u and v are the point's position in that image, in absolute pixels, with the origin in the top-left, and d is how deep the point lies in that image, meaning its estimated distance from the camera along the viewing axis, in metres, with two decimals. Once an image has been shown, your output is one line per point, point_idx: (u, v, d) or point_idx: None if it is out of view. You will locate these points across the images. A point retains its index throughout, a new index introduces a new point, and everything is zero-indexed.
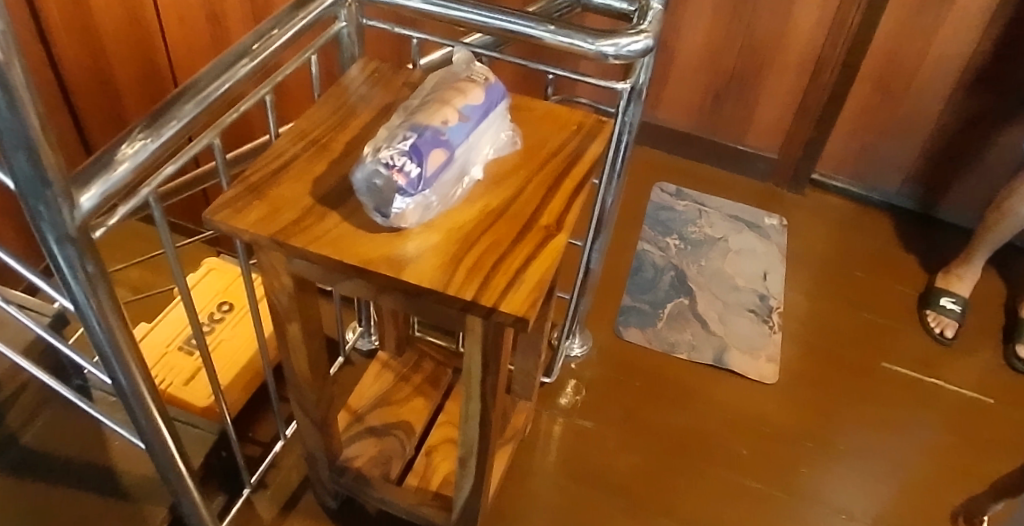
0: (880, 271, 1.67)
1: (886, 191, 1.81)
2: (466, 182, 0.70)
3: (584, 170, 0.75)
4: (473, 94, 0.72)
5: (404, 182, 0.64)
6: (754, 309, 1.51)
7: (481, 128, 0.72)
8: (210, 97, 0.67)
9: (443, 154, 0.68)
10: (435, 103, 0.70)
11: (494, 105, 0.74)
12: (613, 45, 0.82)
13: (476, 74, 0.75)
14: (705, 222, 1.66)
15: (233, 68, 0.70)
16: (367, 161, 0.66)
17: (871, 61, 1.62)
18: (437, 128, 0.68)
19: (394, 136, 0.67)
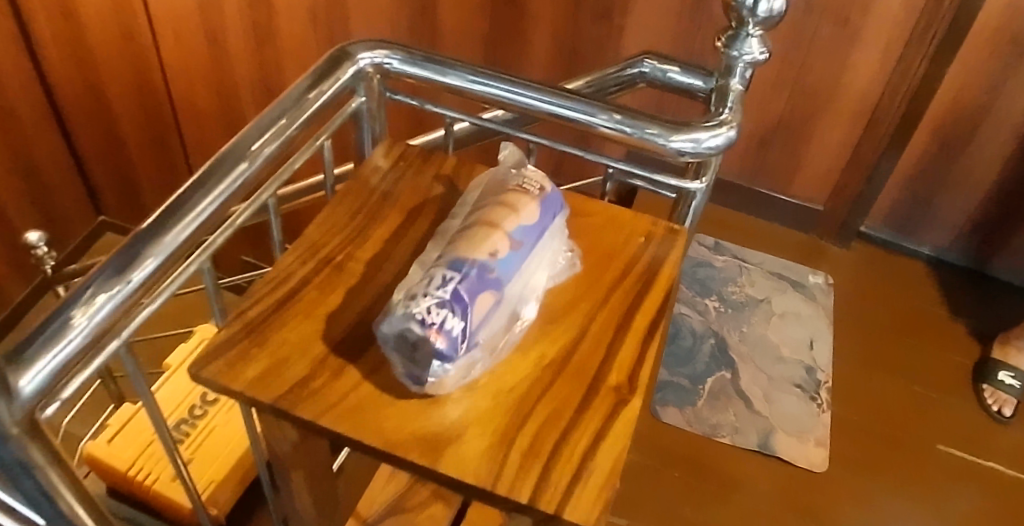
0: (929, 334, 1.52)
1: (937, 245, 1.67)
2: (516, 327, 0.57)
3: (656, 303, 0.61)
4: (526, 211, 0.59)
5: (445, 345, 0.50)
6: (801, 384, 1.38)
7: (535, 254, 0.59)
8: (196, 220, 0.54)
9: (491, 297, 0.54)
10: (479, 225, 0.57)
11: (551, 222, 0.61)
12: (690, 140, 0.69)
13: (528, 181, 0.61)
14: (746, 280, 1.54)
15: (225, 177, 0.57)
16: (396, 309, 0.51)
17: (933, 111, 1.48)
18: (484, 264, 0.54)
19: (430, 275, 0.53)
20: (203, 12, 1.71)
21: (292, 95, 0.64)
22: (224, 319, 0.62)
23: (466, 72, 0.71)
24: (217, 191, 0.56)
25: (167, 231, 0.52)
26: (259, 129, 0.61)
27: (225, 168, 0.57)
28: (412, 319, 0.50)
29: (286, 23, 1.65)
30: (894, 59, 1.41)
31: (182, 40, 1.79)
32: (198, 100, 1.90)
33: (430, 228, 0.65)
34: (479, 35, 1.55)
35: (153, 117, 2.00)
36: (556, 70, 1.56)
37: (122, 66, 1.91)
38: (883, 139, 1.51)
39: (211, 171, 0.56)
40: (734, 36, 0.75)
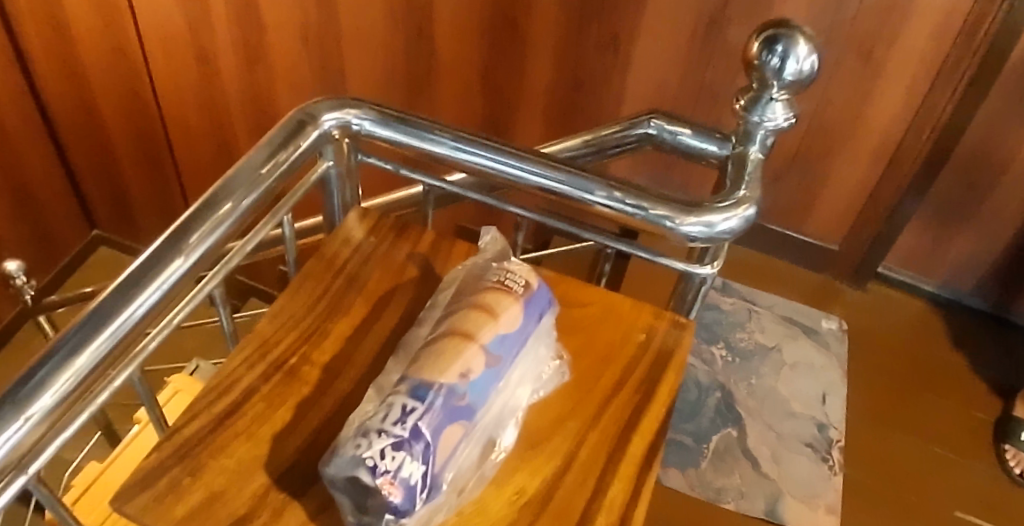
0: (946, 386, 1.43)
1: (957, 289, 1.57)
2: (489, 456, 0.49)
3: (656, 421, 0.53)
4: (507, 318, 0.51)
5: (400, 498, 0.42)
6: (812, 442, 1.30)
7: (515, 368, 0.51)
8: (112, 336, 0.47)
9: (459, 429, 0.46)
10: (450, 337, 0.49)
11: (535, 325, 0.53)
12: (701, 223, 0.61)
13: (511, 278, 0.54)
14: (755, 325, 1.46)
15: (154, 279, 0.49)
16: (344, 448, 0.44)
17: (959, 153, 1.39)
18: (452, 390, 0.47)
19: (389, 405, 0.45)
20: (193, 31, 1.63)
21: (240, 172, 0.56)
22: (164, 428, 0.55)
23: (446, 138, 0.63)
24: (143, 297, 0.48)
25: (80, 352, 0.45)
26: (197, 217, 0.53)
27: (155, 268, 0.50)
28: (362, 464, 0.42)
29: (279, 43, 1.58)
30: (918, 99, 1.33)
31: (171, 57, 1.71)
32: (188, 119, 1.83)
33: (400, 324, 0.57)
34: (479, 61, 1.47)
35: (144, 133, 1.93)
36: (559, 100, 1.48)
37: (113, 82, 1.84)
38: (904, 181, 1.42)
39: (137, 272, 0.49)
40: (755, 100, 0.68)
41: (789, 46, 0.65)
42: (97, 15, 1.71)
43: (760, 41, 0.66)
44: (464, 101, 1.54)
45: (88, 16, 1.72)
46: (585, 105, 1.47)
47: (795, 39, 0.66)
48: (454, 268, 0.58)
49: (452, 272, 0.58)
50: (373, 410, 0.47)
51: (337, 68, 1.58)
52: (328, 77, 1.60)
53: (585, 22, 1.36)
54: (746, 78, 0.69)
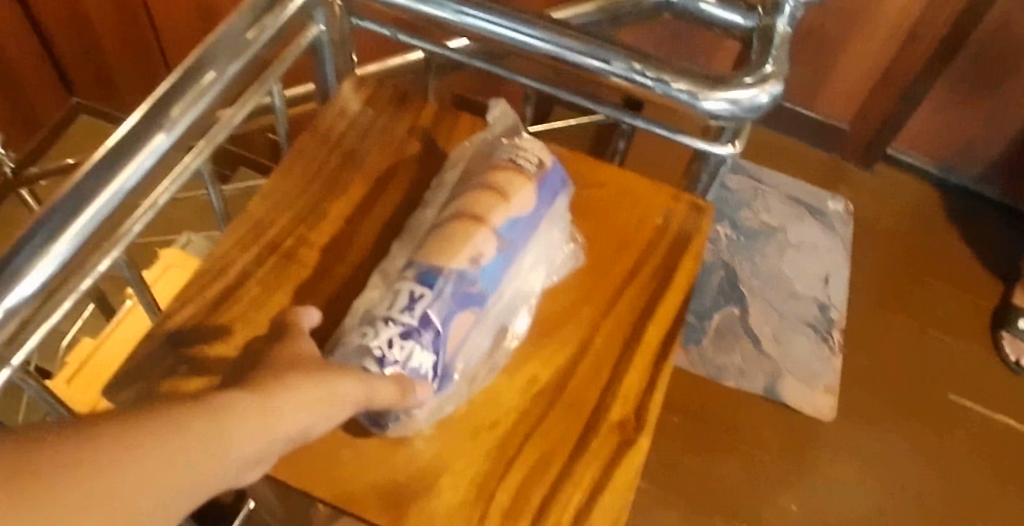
0: (950, 271, 1.41)
1: (966, 176, 1.50)
2: (503, 338, 0.48)
3: (672, 308, 0.51)
4: (520, 199, 0.48)
5: (410, 390, 0.42)
6: (813, 322, 1.30)
7: (529, 250, 0.49)
8: (83, 231, 0.43)
9: (469, 315, 0.45)
10: (459, 219, 0.47)
11: (550, 205, 0.50)
12: (725, 100, 0.56)
13: (523, 155, 0.50)
14: (761, 205, 1.43)
15: (127, 165, 0.45)
16: (350, 335, 0.43)
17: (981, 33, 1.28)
18: (461, 276, 0.45)
19: (395, 292, 0.44)
20: None
21: (222, 37, 0.50)
22: (155, 312, 0.53)
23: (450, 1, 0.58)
24: (116, 184, 0.44)
25: (54, 244, 0.42)
26: (172, 93, 0.48)
27: (127, 152, 0.45)
28: (369, 354, 0.42)
29: None
30: None
31: None
32: None
33: (402, 206, 0.54)
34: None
35: None
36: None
37: None
38: (918, 65, 1.33)
39: (110, 155, 0.44)
40: None
41: None
42: None
43: None
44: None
45: None
46: None
47: None
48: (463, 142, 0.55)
49: (461, 145, 0.55)
50: (379, 294, 0.45)
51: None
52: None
53: None
54: None
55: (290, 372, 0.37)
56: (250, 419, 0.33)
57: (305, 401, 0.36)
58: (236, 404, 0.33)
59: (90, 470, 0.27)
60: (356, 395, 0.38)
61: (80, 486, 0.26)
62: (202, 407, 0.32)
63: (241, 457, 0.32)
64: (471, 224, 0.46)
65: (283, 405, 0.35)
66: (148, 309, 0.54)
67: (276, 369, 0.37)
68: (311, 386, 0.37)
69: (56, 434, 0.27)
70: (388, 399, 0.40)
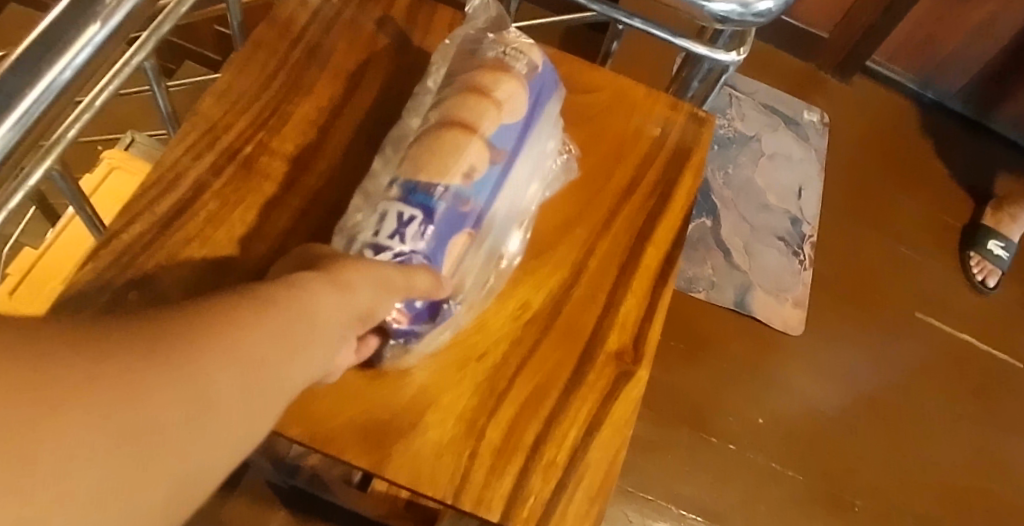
0: (922, 185, 1.40)
1: (943, 90, 1.47)
2: (501, 255, 0.45)
3: (671, 230, 0.48)
4: (512, 104, 0.44)
5: (403, 318, 0.39)
6: (784, 236, 1.28)
7: (524, 158, 0.45)
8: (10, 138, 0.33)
9: (466, 235, 0.42)
10: (446, 128, 0.42)
11: (543, 107, 0.46)
12: (735, 2, 0.51)
13: (511, 56, 0.44)
14: (736, 112, 1.38)
15: (61, 54, 0.35)
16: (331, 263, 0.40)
17: None
18: (457, 194, 0.41)
19: (382, 214, 0.40)
20: None
21: None
22: (98, 227, 0.47)
23: None
24: (49, 77, 0.34)
25: None
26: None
27: (59, 43, 0.35)
28: None
29: None
30: None
31: None
32: None
33: (374, 111, 0.48)
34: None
35: None
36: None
37: None
38: None
39: (39, 42, 0.35)
40: None
41: None
42: None
43: None
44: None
45: None
46: None
47: None
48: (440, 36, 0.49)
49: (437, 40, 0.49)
50: (361, 214, 0.41)
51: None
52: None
53: None
54: None
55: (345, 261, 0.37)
56: (321, 305, 0.34)
57: (362, 290, 0.36)
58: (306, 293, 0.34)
59: (193, 358, 0.27)
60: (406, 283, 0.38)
61: (185, 376, 0.27)
62: (274, 299, 0.32)
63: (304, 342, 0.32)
64: (460, 134, 0.42)
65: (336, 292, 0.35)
66: (89, 222, 0.48)
67: (329, 262, 0.37)
68: (363, 273, 0.36)
69: (154, 325, 0.27)
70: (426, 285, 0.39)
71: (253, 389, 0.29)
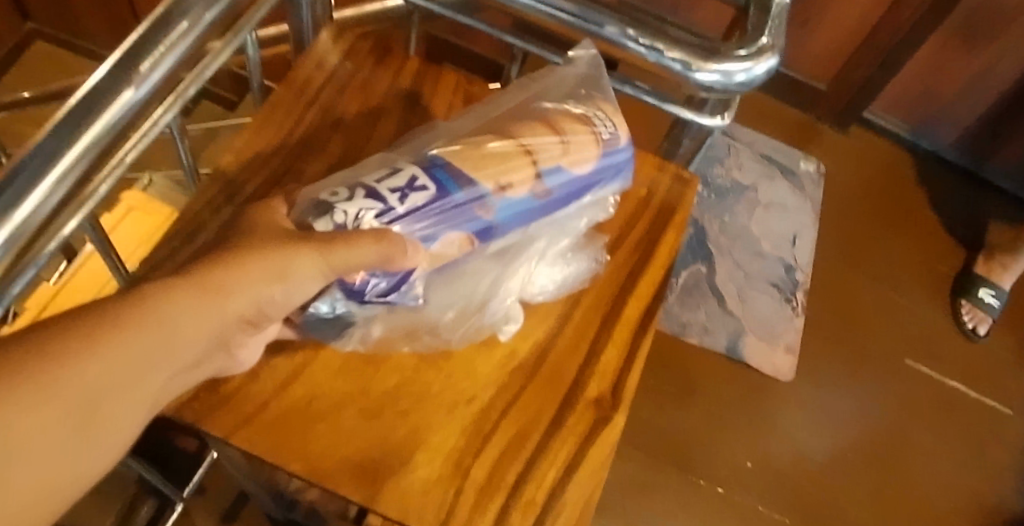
0: (915, 235, 1.43)
1: (938, 141, 1.50)
2: (474, 291, 0.48)
3: (653, 285, 0.51)
4: (576, 152, 0.47)
5: (359, 284, 0.41)
6: (777, 283, 1.31)
7: (556, 208, 0.48)
8: (51, 192, 0.38)
9: (467, 239, 0.45)
10: (509, 139, 0.46)
11: (603, 177, 0.49)
12: (717, 73, 0.54)
13: (601, 119, 0.49)
14: (734, 162, 1.42)
15: (97, 120, 0.40)
16: (321, 194, 0.43)
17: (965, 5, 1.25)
18: (481, 195, 0.44)
19: (394, 172, 0.44)
20: None
21: None
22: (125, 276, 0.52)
23: None
24: (85, 139, 0.39)
25: (18, 206, 0.37)
26: (151, 35, 0.43)
27: (100, 102, 0.40)
28: (331, 215, 0.41)
29: None
30: None
31: None
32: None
33: None
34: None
35: None
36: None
37: None
38: (901, 32, 1.29)
39: (77, 110, 0.39)
40: None
41: None
42: None
43: None
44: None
45: None
46: None
47: None
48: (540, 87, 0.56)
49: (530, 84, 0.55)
50: (374, 171, 0.45)
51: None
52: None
53: None
54: None
55: (245, 252, 0.39)
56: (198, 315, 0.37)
57: (253, 286, 0.39)
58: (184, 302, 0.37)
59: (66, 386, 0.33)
60: (336, 260, 0.39)
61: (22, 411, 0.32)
62: (151, 308, 0.36)
63: (186, 343, 0.37)
64: (520, 151, 0.46)
65: (231, 287, 0.38)
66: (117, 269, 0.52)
67: (241, 244, 0.40)
68: (268, 262, 0.39)
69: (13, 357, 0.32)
70: (369, 261, 0.39)
71: (109, 403, 0.34)
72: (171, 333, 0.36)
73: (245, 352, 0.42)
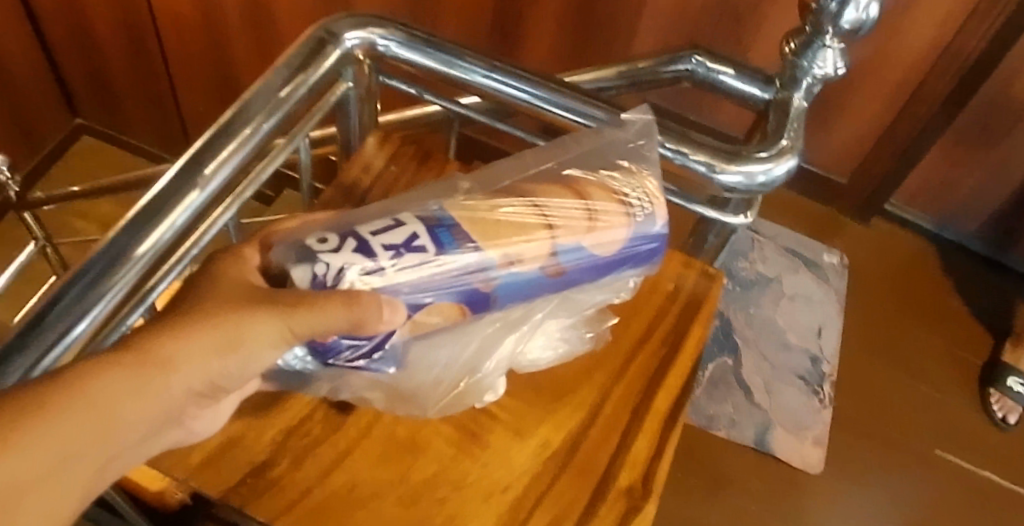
0: (939, 324, 1.43)
1: (960, 231, 1.51)
2: (460, 356, 0.48)
3: (682, 377, 0.52)
4: (603, 232, 0.45)
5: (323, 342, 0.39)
6: (804, 375, 1.30)
7: (569, 286, 0.47)
8: (124, 286, 0.41)
9: (457, 308, 0.43)
10: (532, 208, 0.44)
11: (630, 260, 0.48)
12: (741, 173, 0.57)
13: (637, 200, 0.47)
14: (757, 255, 1.43)
15: (165, 220, 0.43)
16: (308, 238, 0.40)
17: (977, 103, 1.28)
18: (484, 266, 0.42)
19: (391, 226, 0.41)
20: None
21: (258, 93, 0.49)
22: None
23: (478, 66, 0.54)
24: (153, 237, 0.42)
25: (93, 297, 0.40)
26: (214, 142, 0.47)
27: (167, 205, 0.44)
28: (310, 265, 0.38)
29: None
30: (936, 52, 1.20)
31: None
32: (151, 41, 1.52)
33: None
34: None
35: (93, 47, 1.58)
36: (569, 8, 1.23)
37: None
38: (916, 129, 1.32)
39: (146, 212, 0.43)
40: (806, 44, 0.62)
41: None
42: None
43: None
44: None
45: None
46: (602, 18, 1.23)
47: None
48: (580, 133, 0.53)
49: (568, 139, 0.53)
50: (372, 218, 0.42)
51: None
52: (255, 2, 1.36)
53: None
54: (800, 19, 0.62)
55: (193, 320, 0.36)
56: (137, 395, 0.34)
57: (208, 349, 0.36)
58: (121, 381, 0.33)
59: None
60: (300, 326, 0.36)
61: None
62: (96, 375, 0.33)
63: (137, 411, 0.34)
64: (544, 223, 0.44)
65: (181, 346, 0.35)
66: None
67: (201, 299, 0.37)
68: (226, 322, 0.36)
69: None
70: (334, 327, 0.37)
71: (50, 489, 0.31)
72: (118, 404, 0.33)
73: (197, 425, 0.40)
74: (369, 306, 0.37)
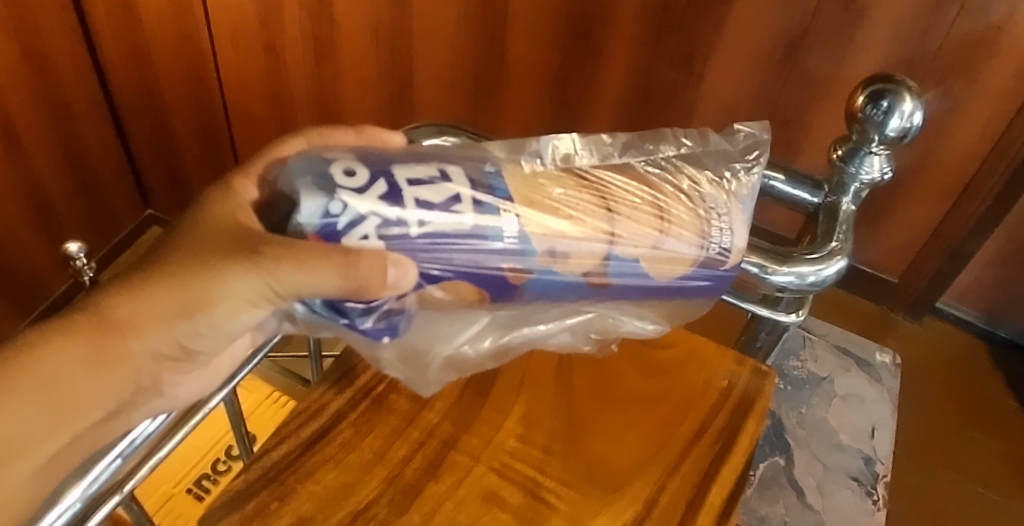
0: (994, 423, 1.41)
1: (1013, 327, 1.49)
2: (469, 326, 0.52)
3: (737, 471, 0.53)
4: (667, 251, 0.48)
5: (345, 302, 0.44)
6: (858, 476, 1.22)
7: (617, 297, 0.50)
8: None
9: (476, 291, 0.46)
10: (604, 211, 0.47)
11: (687, 291, 0.51)
12: (792, 274, 0.59)
13: (720, 237, 0.50)
14: (810, 354, 1.39)
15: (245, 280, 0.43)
16: (337, 165, 0.41)
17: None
18: (523, 253, 0.45)
19: (434, 179, 0.42)
20: (192, 40, 1.43)
21: None
22: (248, 453, 0.61)
23: None
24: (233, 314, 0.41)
25: None
26: None
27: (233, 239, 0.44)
28: (331, 203, 0.40)
29: (297, 66, 1.40)
30: (982, 159, 1.22)
31: (188, 72, 1.49)
32: (219, 138, 1.60)
33: None
34: (485, 31, 1.23)
35: (164, 147, 1.66)
36: (619, 104, 1.29)
37: (142, 105, 1.59)
38: (967, 232, 1.32)
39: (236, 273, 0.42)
40: (854, 151, 0.63)
41: (894, 101, 0.60)
42: (124, 43, 1.49)
43: (866, 94, 0.61)
44: (446, 92, 1.35)
45: (119, 48, 1.50)
46: (653, 115, 1.29)
47: (901, 94, 0.60)
48: (684, 131, 0.55)
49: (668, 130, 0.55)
50: (415, 161, 0.44)
51: (332, 79, 1.39)
52: (323, 102, 1.44)
53: (661, 39, 1.18)
54: (846, 125, 0.64)
55: (164, 272, 0.44)
56: (92, 362, 0.44)
57: (172, 305, 0.44)
58: (78, 345, 0.43)
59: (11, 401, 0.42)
60: (281, 283, 0.41)
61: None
62: (86, 326, 0.44)
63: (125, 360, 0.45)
64: (607, 226, 0.47)
65: (152, 300, 0.44)
66: (233, 415, 0.59)
67: (183, 250, 0.45)
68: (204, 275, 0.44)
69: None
70: (327, 279, 0.41)
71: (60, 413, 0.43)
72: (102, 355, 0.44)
73: (181, 390, 0.51)
74: (369, 272, 0.40)
